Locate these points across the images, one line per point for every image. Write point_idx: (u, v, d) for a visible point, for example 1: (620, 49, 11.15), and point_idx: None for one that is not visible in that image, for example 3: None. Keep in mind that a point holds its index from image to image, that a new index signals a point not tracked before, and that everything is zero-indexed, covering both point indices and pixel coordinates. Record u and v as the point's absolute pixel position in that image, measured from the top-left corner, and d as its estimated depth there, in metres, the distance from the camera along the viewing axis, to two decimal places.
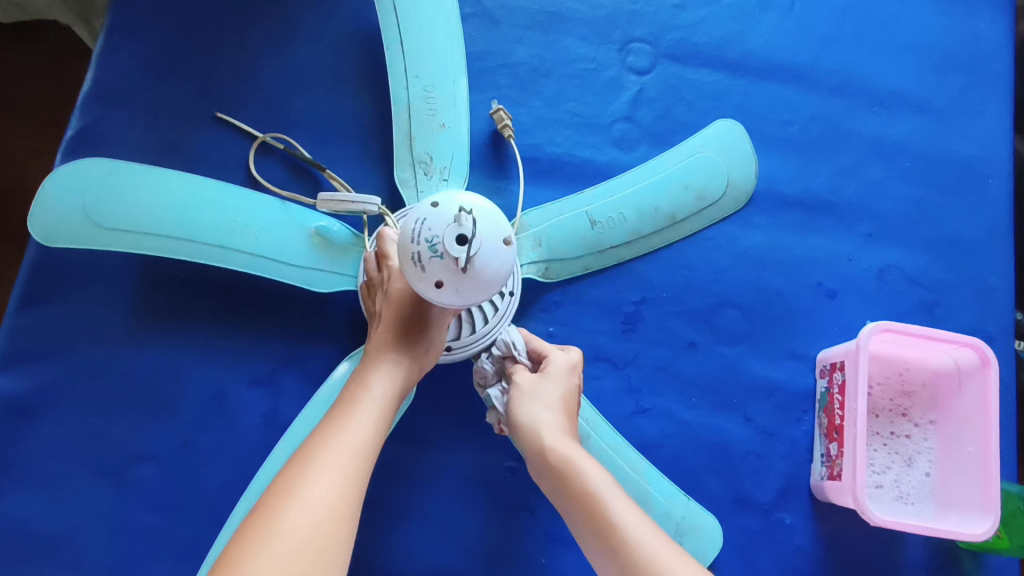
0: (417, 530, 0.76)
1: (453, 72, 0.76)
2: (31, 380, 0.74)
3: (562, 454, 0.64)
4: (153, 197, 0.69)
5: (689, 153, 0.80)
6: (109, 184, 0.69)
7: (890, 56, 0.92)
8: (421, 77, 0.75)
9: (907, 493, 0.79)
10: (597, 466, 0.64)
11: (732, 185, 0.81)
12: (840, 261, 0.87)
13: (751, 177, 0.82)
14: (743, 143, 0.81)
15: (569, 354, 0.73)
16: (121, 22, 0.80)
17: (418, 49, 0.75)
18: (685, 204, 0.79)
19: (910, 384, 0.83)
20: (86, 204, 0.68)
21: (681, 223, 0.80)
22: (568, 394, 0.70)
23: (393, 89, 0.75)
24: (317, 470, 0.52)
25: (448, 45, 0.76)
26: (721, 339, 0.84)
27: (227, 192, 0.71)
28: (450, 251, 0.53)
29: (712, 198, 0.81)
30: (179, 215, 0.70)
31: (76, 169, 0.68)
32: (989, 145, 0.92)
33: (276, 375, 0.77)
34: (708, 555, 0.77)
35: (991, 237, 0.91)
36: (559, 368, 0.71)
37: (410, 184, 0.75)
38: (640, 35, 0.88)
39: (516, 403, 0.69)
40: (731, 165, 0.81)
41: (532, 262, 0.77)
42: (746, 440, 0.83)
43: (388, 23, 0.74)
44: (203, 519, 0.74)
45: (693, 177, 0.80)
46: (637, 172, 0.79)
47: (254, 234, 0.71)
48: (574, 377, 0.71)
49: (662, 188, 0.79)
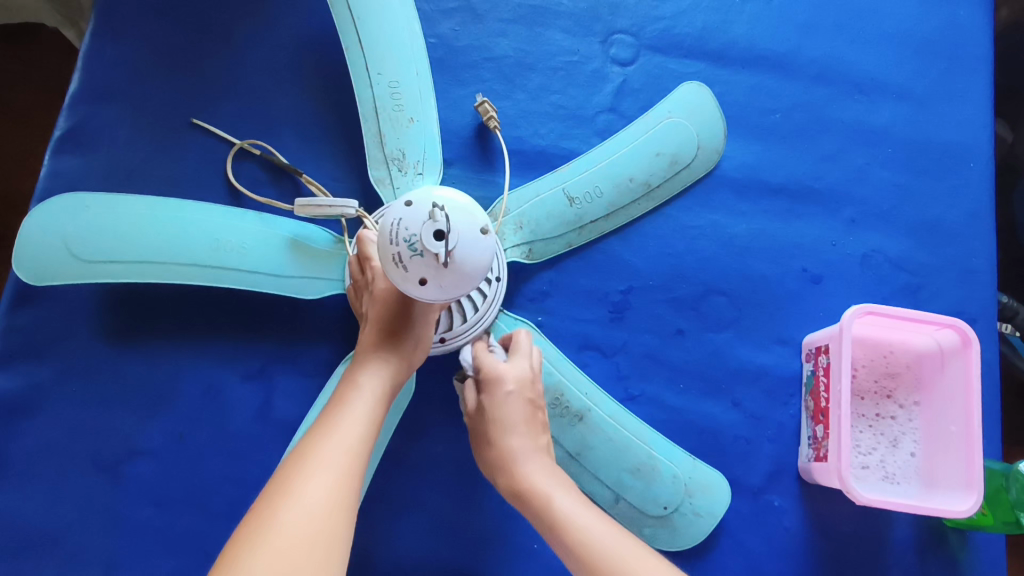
0: (410, 519, 0.77)
1: (415, 64, 0.76)
2: (27, 378, 0.74)
3: (530, 480, 0.65)
4: (127, 224, 0.70)
5: (658, 129, 0.81)
6: (85, 217, 0.70)
7: (870, 44, 0.93)
8: (385, 73, 0.75)
9: (893, 473, 0.81)
10: (551, 477, 0.66)
11: (702, 148, 0.82)
12: (824, 247, 0.88)
13: (720, 139, 0.83)
14: (711, 108, 0.83)
15: (509, 368, 0.70)
16: (108, 23, 0.81)
17: (381, 48, 0.75)
18: (659, 172, 0.81)
19: (894, 366, 0.84)
20: (64, 241, 0.69)
21: (656, 190, 0.81)
22: (522, 408, 0.68)
23: (357, 86, 0.76)
24: (310, 470, 0.54)
25: (410, 40, 0.76)
26: (708, 326, 0.85)
27: (200, 211, 0.72)
28: (429, 247, 0.54)
29: (686, 162, 0.82)
30: (152, 239, 0.70)
31: (48, 207, 0.69)
32: (970, 129, 0.93)
33: (267, 370, 0.78)
34: (700, 533, 0.78)
35: (972, 220, 0.92)
36: (495, 386, 0.68)
37: (386, 183, 0.76)
38: (623, 26, 0.89)
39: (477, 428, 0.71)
40: (701, 131, 0.82)
41: (515, 245, 0.78)
42: (734, 424, 0.84)
43: (343, 21, 0.75)
44: (200, 511, 0.75)
45: (665, 143, 0.81)
46: (608, 147, 0.80)
47: (232, 250, 0.72)
48: (516, 387, 0.69)
49: (636, 158, 0.80)
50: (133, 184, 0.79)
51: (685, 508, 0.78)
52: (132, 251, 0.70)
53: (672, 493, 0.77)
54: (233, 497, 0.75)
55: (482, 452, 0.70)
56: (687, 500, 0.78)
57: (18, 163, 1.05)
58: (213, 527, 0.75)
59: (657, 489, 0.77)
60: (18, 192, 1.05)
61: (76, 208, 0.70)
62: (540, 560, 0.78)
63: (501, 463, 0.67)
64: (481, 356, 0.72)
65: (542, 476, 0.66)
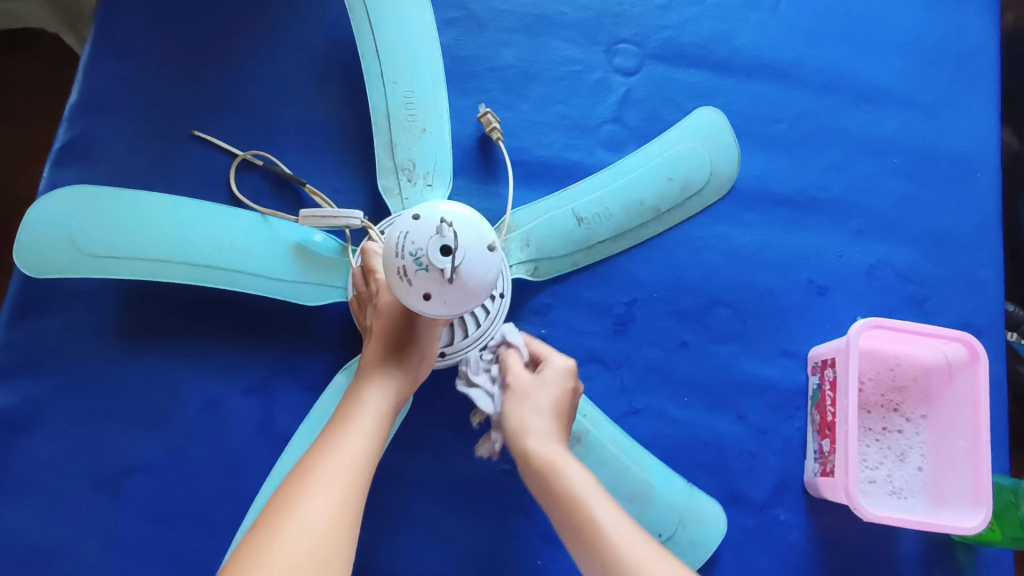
0: (411, 535, 0.76)
1: (431, 74, 0.76)
2: (25, 393, 0.74)
3: (566, 475, 0.63)
4: (131, 222, 0.70)
5: (671, 150, 0.80)
6: (90, 210, 0.69)
7: (876, 53, 0.92)
8: (399, 82, 0.75)
9: (900, 489, 0.80)
10: (583, 471, 0.64)
11: (714, 174, 0.82)
12: (829, 257, 0.88)
13: (733, 165, 0.82)
14: (727, 135, 0.82)
15: (565, 359, 0.72)
16: (108, 32, 0.81)
17: (396, 57, 0.75)
18: (670, 196, 0.80)
19: (902, 380, 0.83)
20: (66, 236, 0.69)
21: (666, 215, 0.80)
22: (566, 399, 0.70)
23: (370, 95, 0.75)
24: (312, 489, 0.53)
25: (427, 50, 0.75)
26: (713, 338, 0.84)
27: (205, 211, 0.71)
28: (435, 262, 0.54)
29: (698, 187, 0.81)
30: (155, 238, 0.70)
31: (53, 199, 0.69)
32: (977, 139, 0.93)
33: (268, 384, 0.77)
34: (693, 560, 0.77)
35: (979, 231, 0.91)
36: (555, 372, 0.70)
37: (395, 193, 0.76)
38: (627, 36, 0.88)
39: (507, 408, 0.69)
40: (714, 154, 0.81)
41: (520, 262, 0.78)
42: (739, 438, 0.83)
43: (361, 29, 0.75)
44: (199, 527, 0.74)
45: (676, 168, 0.80)
46: (621, 168, 0.79)
47: (236, 252, 0.71)
48: (569, 380, 0.71)
49: (648, 180, 0.79)
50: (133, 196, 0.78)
51: (681, 535, 0.77)
52: (135, 249, 0.69)
53: (668, 520, 0.76)
54: (233, 512, 0.74)
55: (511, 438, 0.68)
56: (682, 528, 0.77)
57: (18, 171, 1.04)
58: (213, 543, 0.74)
59: (653, 516, 0.76)
60: (17, 200, 1.04)
61: (81, 200, 0.69)
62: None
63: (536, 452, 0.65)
64: (526, 347, 0.74)
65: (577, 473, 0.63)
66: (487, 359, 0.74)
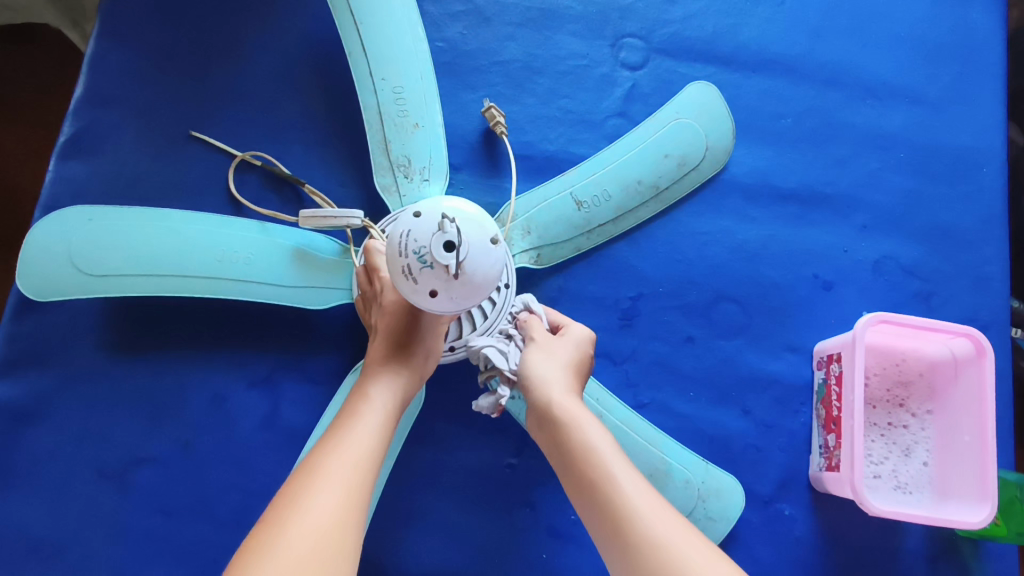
0: (417, 528, 0.76)
1: (420, 70, 0.75)
2: (30, 386, 0.74)
3: (582, 427, 0.62)
4: (131, 238, 0.69)
5: (666, 129, 0.80)
6: (90, 230, 0.69)
7: (882, 48, 0.92)
8: (388, 78, 0.75)
9: (905, 483, 0.80)
10: (600, 425, 0.64)
11: (710, 150, 0.81)
12: (835, 253, 0.87)
13: (728, 140, 0.82)
14: (720, 108, 0.82)
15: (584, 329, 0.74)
16: (112, 26, 0.80)
17: (384, 55, 0.74)
18: (667, 173, 0.80)
19: (907, 375, 0.83)
20: (67, 256, 0.69)
21: (664, 193, 0.80)
22: (584, 363, 0.71)
23: (361, 93, 0.75)
24: (321, 482, 0.53)
25: (414, 46, 0.75)
26: (718, 333, 0.84)
27: (204, 222, 0.71)
28: (439, 259, 0.54)
29: (694, 164, 0.81)
30: (156, 252, 0.70)
31: (53, 221, 0.69)
32: (983, 134, 0.92)
33: (273, 378, 0.77)
34: (709, 541, 0.77)
35: (985, 226, 0.91)
36: (576, 336, 0.72)
37: (392, 190, 0.75)
38: (632, 30, 0.88)
39: (529, 357, 0.69)
40: (708, 132, 0.81)
41: (523, 250, 0.78)
42: (745, 433, 0.83)
43: (346, 28, 0.74)
44: (206, 520, 0.74)
45: (673, 145, 0.80)
46: (617, 149, 0.79)
47: (236, 261, 0.71)
48: (587, 345, 0.72)
49: (643, 160, 0.79)
50: (138, 191, 0.78)
51: (699, 512, 0.77)
52: (136, 264, 0.69)
53: (685, 499, 0.77)
54: (239, 505, 0.75)
55: (528, 391, 0.67)
56: (700, 505, 0.77)
57: (22, 165, 1.04)
58: (219, 536, 0.74)
59: (669, 496, 0.76)
60: (21, 194, 1.04)
61: (81, 221, 0.69)
62: (547, 570, 0.77)
63: (553, 404, 0.64)
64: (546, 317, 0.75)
65: (592, 426, 0.63)
66: (505, 326, 0.75)
